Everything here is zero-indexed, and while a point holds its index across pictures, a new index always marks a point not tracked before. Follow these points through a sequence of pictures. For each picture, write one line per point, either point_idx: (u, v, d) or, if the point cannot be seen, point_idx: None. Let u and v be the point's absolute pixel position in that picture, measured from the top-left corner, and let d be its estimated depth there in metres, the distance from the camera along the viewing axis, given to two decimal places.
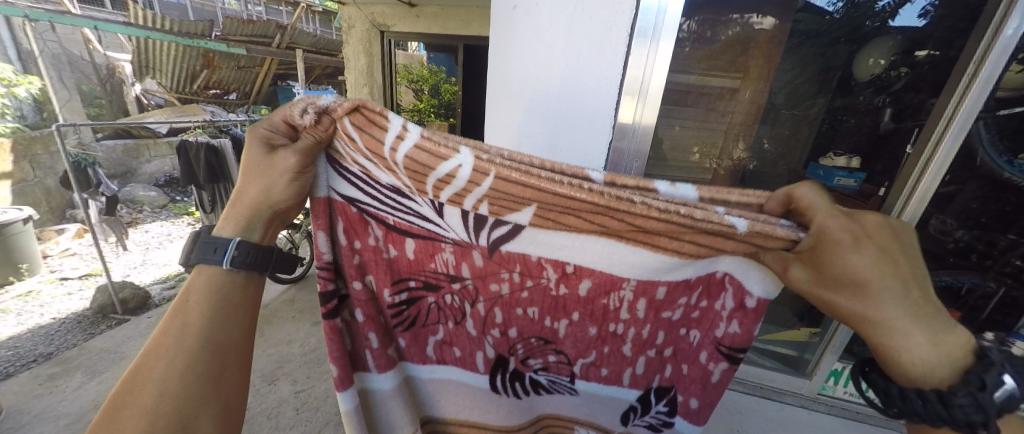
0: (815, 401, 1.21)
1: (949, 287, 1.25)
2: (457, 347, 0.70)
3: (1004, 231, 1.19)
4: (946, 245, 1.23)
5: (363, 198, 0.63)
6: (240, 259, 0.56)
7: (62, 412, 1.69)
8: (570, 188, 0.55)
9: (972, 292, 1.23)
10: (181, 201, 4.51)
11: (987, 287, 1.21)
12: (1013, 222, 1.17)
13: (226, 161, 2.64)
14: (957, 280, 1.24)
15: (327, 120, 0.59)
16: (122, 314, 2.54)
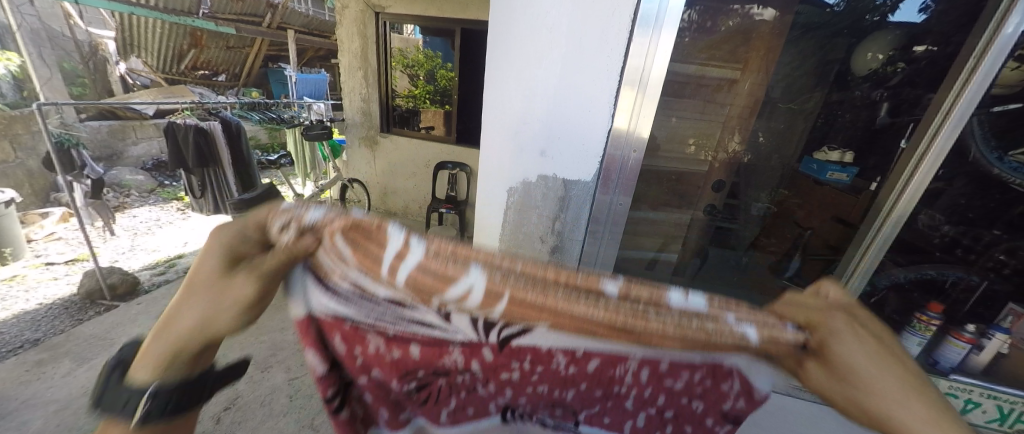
0: (803, 390, 1.20)
1: (932, 280, 1.27)
2: (471, 408, 0.74)
3: (989, 226, 1.21)
4: (932, 240, 1.25)
5: (358, 306, 0.65)
6: (162, 406, 0.56)
7: (50, 399, 1.69)
8: (576, 302, 0.57)
9: (956, 285, 1.25)
10: (169, 185, 4.43)
11: (970, 280, 1.23)
12: (997, 217, 1.20)
13: (216, 144, 2.59)
14: (942, 274, 1.26)
15: (310, 235, 0.62)
16: (111, 300, 2.51)
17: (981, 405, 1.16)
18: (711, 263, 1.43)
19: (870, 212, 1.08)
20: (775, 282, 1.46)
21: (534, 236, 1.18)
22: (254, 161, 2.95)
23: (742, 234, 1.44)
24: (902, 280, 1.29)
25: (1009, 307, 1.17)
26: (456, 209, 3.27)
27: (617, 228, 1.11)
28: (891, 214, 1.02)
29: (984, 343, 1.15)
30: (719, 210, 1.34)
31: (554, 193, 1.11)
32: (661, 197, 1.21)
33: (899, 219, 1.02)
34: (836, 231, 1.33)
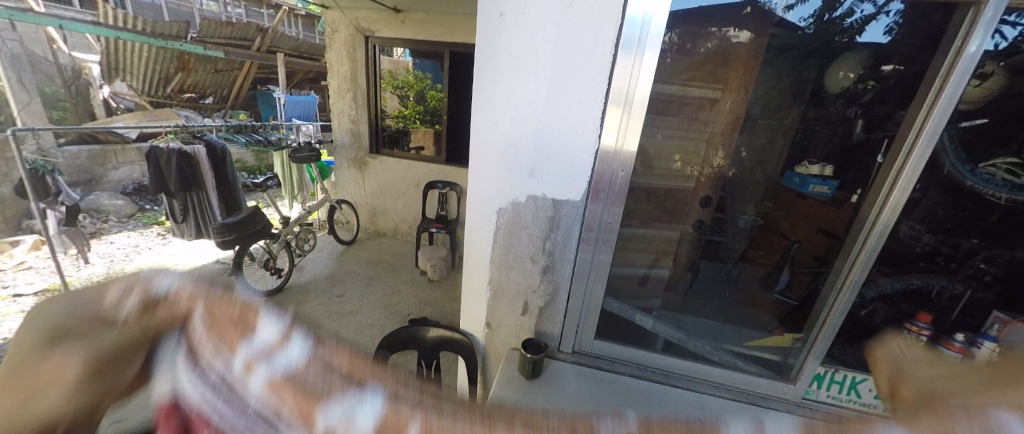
0: (798, 406, 1.15)
1: (919, 289, 1.33)
2: None
3: (968, 234, 1.31)
4: (915, 249, 1.32)
5: None
6: None
7: None
8: None
9: (941, 294, 1.32)
10: (150, 209, 4.31)
11: (954, 289, 1.31)
12: (974, 226, 1.29)
13: (200, 168, 2.55)
14: (927, 284, 1.32)
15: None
16: None
17: None
18: (705, 276, 1.46)
19: (854, 227, 1.08)
20: (767, 296, 1.44)
21: (525, 256, 1.18)
22: (239, 184, 2.87)
23: (731, 247, 1.53)
24: (890, 291, 1.35)
25: (995, 315, 1.21)
26: (446, 229, 3.24)
27: (608, 247, 1.11)
28: (874, 228, 1.01)
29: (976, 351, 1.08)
30: (709, 225, 1.38)
31: (545, 213, 1.11)
32: (651, 213, 1.19)
33: (882, 231, 0.99)
34: (822, 242, 1.41)
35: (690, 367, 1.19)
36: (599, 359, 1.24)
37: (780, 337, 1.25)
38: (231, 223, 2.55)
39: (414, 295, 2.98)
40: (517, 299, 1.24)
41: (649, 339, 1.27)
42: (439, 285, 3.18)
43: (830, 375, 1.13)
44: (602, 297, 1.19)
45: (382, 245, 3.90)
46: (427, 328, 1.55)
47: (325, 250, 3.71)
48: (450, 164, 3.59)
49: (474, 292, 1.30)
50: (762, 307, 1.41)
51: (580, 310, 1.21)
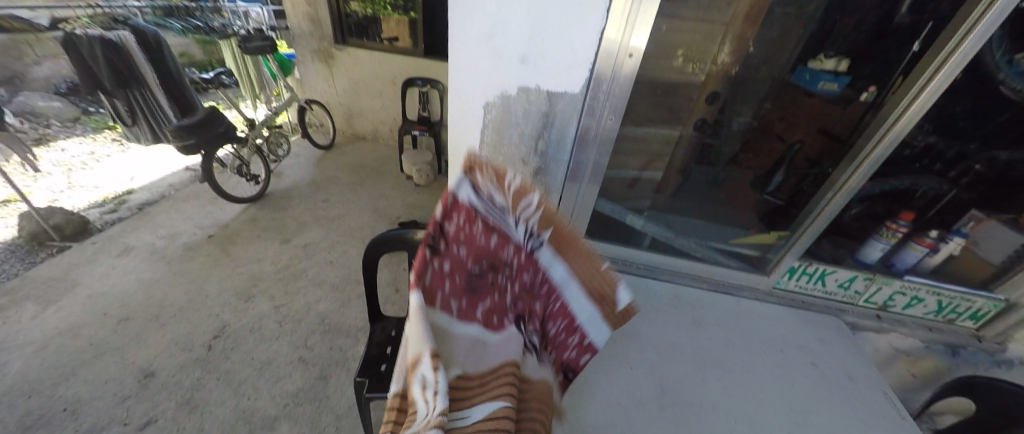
0: (769, 293, 1.32)
1: (906, 189, 1.19)
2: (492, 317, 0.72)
3: (970, 139, 1.14)
4: (908, 151, 1.14)
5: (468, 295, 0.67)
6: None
7: (28, 341, 1.74)
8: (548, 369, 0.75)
9: (925, 195, 1.19)
10: (95, 112, 3.89)
11: (940, 189, 1.18)
12: (982, 124, 1.11)
13: (133, 59, 2.22)
14: (916, 184, 1.19)
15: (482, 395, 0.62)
16: (62, 241, 2.35)
17: (925, 300, 1.25)
18: (694, 184, 1.41)
19: (872, 124, 1.01)
20: (754, 194, 1.44)
21: (516, 158, 1.13)
22: (186, 80, 2.55)
23: (721, 151, 1.42)
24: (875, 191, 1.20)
25: (970, 213, 1.19)
26: (429, 132, 3.10)
27: (605, 144, 1.08)
28: (887, 133, 0.97)
29: (942, 246, 1.22)
30: (709, 124, 1.33)
31: (538, 108, 1.02)
32: (651, 111, 1.14)
33: (892, 140, 0.97)
34: (821, 143, 1.32)
35: (677, 263, 1.33)
36: None
37: (767, 234, 1.33)
38: (188, 126, 2.38)
39: (401, 200, 3.00)
40: None
41: (637, 238, 1.35)
42: (425, 190, 3.17)
43: (803, 268, 1.25)
44: (596, 197, 1.23)
45: (362, 149, 3.75)
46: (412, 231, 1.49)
47: (301, 155, 3.53)
48: (428, 58, 3.24)
49: None
50: (746, 205, 1.44)
51: (572, 210, 1.24)
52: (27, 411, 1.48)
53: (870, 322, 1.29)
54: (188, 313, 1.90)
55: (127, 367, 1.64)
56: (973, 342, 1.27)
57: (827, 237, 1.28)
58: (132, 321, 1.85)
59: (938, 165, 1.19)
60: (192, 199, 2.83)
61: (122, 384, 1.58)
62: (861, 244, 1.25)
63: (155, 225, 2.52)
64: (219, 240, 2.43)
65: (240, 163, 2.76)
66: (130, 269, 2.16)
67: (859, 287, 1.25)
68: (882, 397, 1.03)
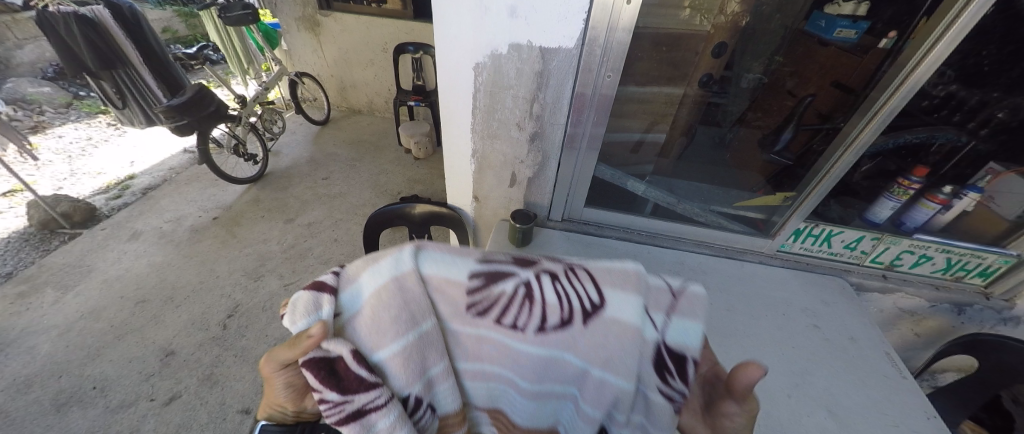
0: (772, 256, 1.31)
1: (921, 144, 1.13)
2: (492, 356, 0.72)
3: (994, 85, 1.04)
4: (925, 101, 1.07)
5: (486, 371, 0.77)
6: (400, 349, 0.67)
7: (51, 325, 1.80)
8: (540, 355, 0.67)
9: (941, 148, 1.13)
10: (86, 96, 3.82)
11: (957, 141, 1.12)
12: (1006, 71, 1.01)
13: (112, 35, 2.12)
14: (932, 136, 1.12)
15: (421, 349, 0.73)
16: (72, 228, 2.38)
17: (933, 258, 1.24)
18: (698, 143, 1.40)
19: (883, 78, 0.97)
20: (761, 155, 1.36)
21: (511, 123, 1.11)
22: (169, 56, 2.45)
23: (729, 110, 1.39)
24: (888, 147, 1.15)
25: (988, 167, 1.13)
26: (425, 102, 3.01)
27: (604, 104, 1.03)
28: (901, 85, 0.92)
29: (954, 203, 1.16)
30: (715, 80, 1.27)
31: (531, 67, 0.99)
32: (654, 69, 1.09)
33: (909, 90, 0.91)
34: (832, 97, 1.22)
35: (679, 229, 1.31)
36: (587, 225, 1.34)
37: (772, 196, 1.29)
38: (180, 105, 2.29)
39: (401, 173, 2.97)
40: (504, 171, 1.24)
41: (638, 204, 1.33)
42: (425, 163, 3.13)
43: (809, 230, 1.23)
44: (595, 165, 1.18)
45: (358, 123, 3.69)
46: (412, 205, 1.47)
47: (297, 133, 3.47)
48: (420, 21, 3.10)
49: (458, 164, 1.28)
50: (752, 166, 1.39)
51: (572, 176, 1.21)
52: (59, 391, 1.55)
53: (874, 282, 1.29)
54: (202, 294, 1.95)
55: (148, 347, 1.71)
56: (979, 300, 1.27)
57: (835, 198, 1.25)
58: (148, 304, 1.90)
59: (956, 117, 1.10)
60: (193, 181, 2.82)
61: (145, 363, 1.64)
62: (871, 203, 1.23)
63: (160, 209, 2.53)
64: (224, 221, 2.45)
65: (237, 143, 2.72)
66: (141, 253, 2.19)
67: (867, 247, 1.25)
68: (883, 355, 1.04)
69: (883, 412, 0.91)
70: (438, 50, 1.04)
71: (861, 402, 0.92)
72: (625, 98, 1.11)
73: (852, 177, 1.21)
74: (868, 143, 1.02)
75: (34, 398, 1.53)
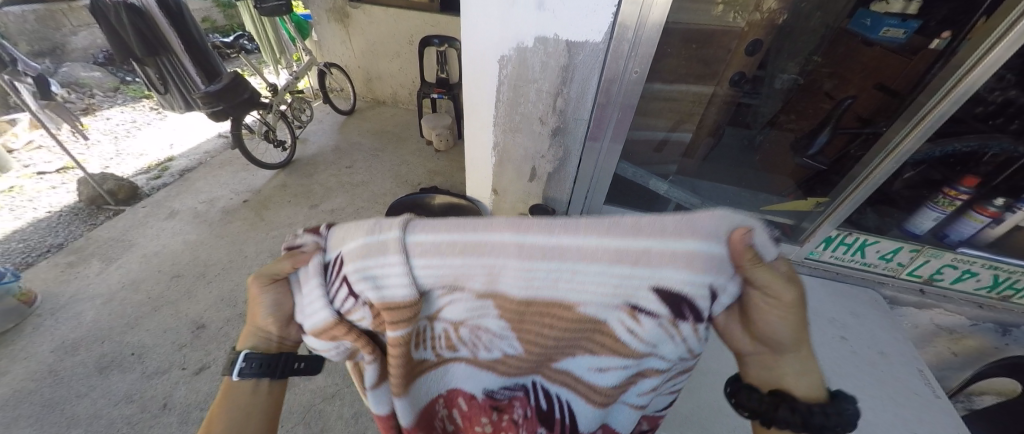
0: (799, 264, 1.27)
1: (970, 153, 1.04)
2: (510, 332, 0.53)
3: None
4: (978, 108, 1.00)
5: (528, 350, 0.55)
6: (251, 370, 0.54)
7: (96, 293, 1.93)
8: (557, 316, 0.49)
9: (996, 158, 1.02)
10: (132, 82, 4.03)
11: (1014, 150, 1.01)
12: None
13: (158, 26, 2.22)
14: (985, 145, 1.03)
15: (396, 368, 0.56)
16: (117, 205, 2.53)
17: (979, 274, 1.15)
18: (726, 143, 1.38)
19: (934, 81, 0.90)
20: (792, 159, 1.29)
21: (534, 117, 1.11)
22: (211, 46, 2.55)
23: (760, 111, 1.38)
24: (934, 156, 1.08)
25: None
26: (447, 94, 3.03)
27: (631, 102, 1.00)
28: (952, 91, 0.86)
29: (1005, 217, 1.06)
30: (747, 79, 1.23)
31: (556, 62, 0.98)
32: (684, 66, 1.06)
33: (960, 97, 0.85)
34: (874, 101, 1.17)
35: None
36: None
37: (804, 201, 1.20)
38: (218, 91, 2.41)
39: (422, 165, 3.01)
40: (524, 164, 1.23)
41: (660, 204, 1.32)
42: (446, 155, 3.15)
43: (841, 237, 1.18)
44: (616, 162, 1.16)
45: (383, 113, 3.75)
46: (432, 195, 1.49)
47: (324, 121, 3.57)
48: (445, 13, 3.12)
49: (479, 157, 1.29)
50: (783, 170, 1.32)
51: (593, 172, 1.19)
52: (101, 354, 1.66)
53: (909, 296, 1.25)
54: (231, 272, 2.05)
55: (181, 319, 1.81)
56: None
57: (872, 206, 1.19)
58: (182, 279, 2.01)
59: (1014, 125, 1.02)
60: (227, 165, 2.95)
61: (178, 334, 1.74)
62: (911, 214, 1.16)
63: (196, 191, 2.66)
64: (254, 204, 2.55)
65: (267, 129, 2.82)
66: (177, 231, 2.31)
67: (903, 259, 1.19)
68: (915, 373, 0.98)
69: (914, 432, 0.86)
70: (462, 43, 1.04)
71: (890, 421, 0.88)
72: (653, 95, 1.08)
73: (892, 187, 1.18)
74: (910, 151, 0.96)
75: (80, 359, 1.64)
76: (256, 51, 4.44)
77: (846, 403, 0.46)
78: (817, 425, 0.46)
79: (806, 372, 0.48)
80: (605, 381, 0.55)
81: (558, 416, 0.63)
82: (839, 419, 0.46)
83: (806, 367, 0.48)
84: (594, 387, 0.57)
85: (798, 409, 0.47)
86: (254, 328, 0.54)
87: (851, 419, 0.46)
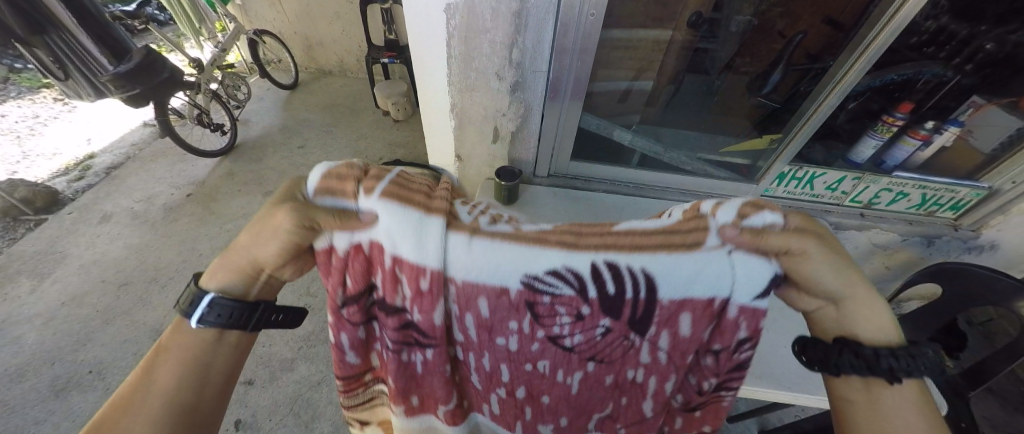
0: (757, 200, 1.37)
1: (907, 81, 1.12)
2: (567, 312, 0.50)
3: (978, 22, 1.03)
4: (916, 36, 1.04)
5: (598, 295, 0.48)
6: (212, 319, 0.47)
7: (33, 314, 1.76)
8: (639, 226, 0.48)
9: (927, 84, 1.13)
10: (23, 69, 3.46)
11: (944, 76, 1.10)
12: (998, 1, 0.99)
13: None
14: (919, 73, 1.10)
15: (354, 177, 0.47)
16: (36, 214, 2.25)
17: (909, 195, 1.29)
18: (683, 93, 1.30)
19: (873, 12, 0.93)
20: (747, 98, 1.30)
21: (490, 73, 1.06)
22: (108, 16, 2.19)
23: (716, 55, 1.22)
24: (878, 85, 1.13)
25: (972, 101, 1.14)
26: (399, 59, 2.84)
27: (591, 44, 0.99)
28: (893, 17, 0.90)
29: (934, 139, 1.20)
30: (704, 20, 1.12)
31: (507, 7, 0.92)
32: (639, 10, 1.03)
33: (900, 24, 0.89)
34: (823, 36, 1.11)
35: (666, 179, 1.34)
36: (574, 180, 1.35)
37: (757, 139, 1.32)
38: (129, 73, 2.10)
39: (382, 137, 2.87)
40: (486, 125, 1.19)
41: (625, 156, 1.34)
42: (405, 124, 3.02)
43: (792, 173, 1.28)
44: (580, 113, 1.17)
45: (331, 84, 3.48)
46: None
47: (266, 98, 3.27)
48: None
49: (438, 122, 1.23)
50: (739, 112, 1.33)
51: (557, 129, 1.20)
52: (55, 376, 1.55)
53: (853, 220, 1.36)
54: (187, 273, 1.92)
55: (140, 328, 1.70)
56: (948, 231, 1.35)
57: (819, 140, 1.25)
58: (133, 285, 1.87)
59: (943, 52, 1.08)
60: (160, 157, 2.67)
61: (140, 344, 1.64)
62: (855, 144, 1.25)
63: (129, 189, 2.41)
64: (200, 196, 2.36)
65: (200, 112, 2.56)
66: (116, 236, 2.11)
67: (847, 188, 1.29)
68: None
69: None
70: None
71: None
72: (609, 43, 1.07)
73: (838, 121, 1.22)
74: (857, 79, 1.01)
75: (32, 385, 1.53)
76: (171, 23, 3.91)
77: (925, 347, 0.45)
78: (889, 367, 0.44)
79: (866, 312, 0.46)
80: (659, 228, 0.48)
81: (631, 294, 0.48)
82: (908, 362, 0.44)
83: (877, 317, 0.47)
84: (664, 242, 0.46)
85: (865, 353, 0.45)
86: (241, 263, 0.48)
87: (934, 362, 0.44)
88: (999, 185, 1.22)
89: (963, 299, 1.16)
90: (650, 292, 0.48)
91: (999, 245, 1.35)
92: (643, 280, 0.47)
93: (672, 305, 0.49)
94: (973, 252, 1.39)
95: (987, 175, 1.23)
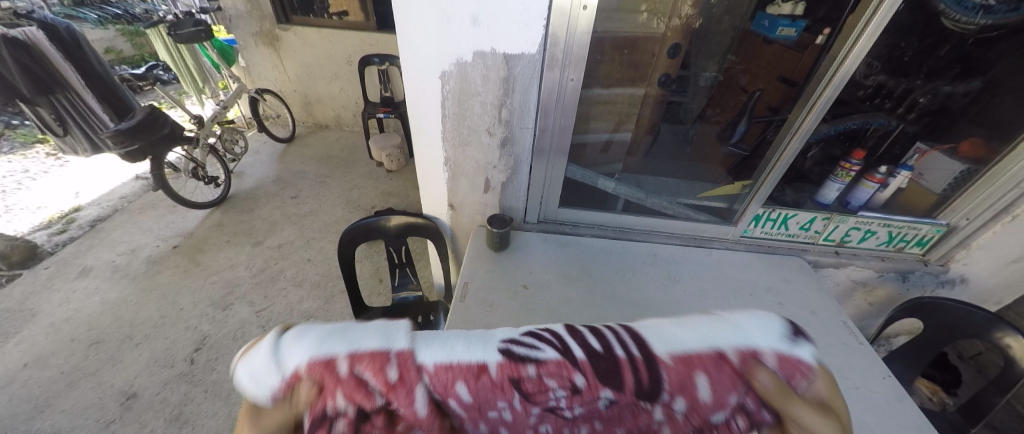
0: (738, 242, 1.39)
1: (858, 129, 1.24)
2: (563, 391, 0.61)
3: (913, 77, 1.19)
4: (861, 88, 1.20)
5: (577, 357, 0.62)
6: None
7: None
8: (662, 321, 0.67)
9: (876, 132, 1.25)
10: (21, 125, 3.54)
11: (889, 125, 1.23)
12: (926, 60, 1.15)
13: (48, 59, 1.97)
14: (869, 123, 1.22)
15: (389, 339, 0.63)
16: (9, 269, 2.17)
17: (877, 232, 1.34)
18: (661, 141, 1.42)
19: (819, 69, 1.03)
20: (719, 148, 1.41)
21: (480, 130, 1.13)
22: (116, 79, 2.30)
23: (689, 108, 1.39)
24: (833, 133, 1.24)
25: (917, 147, 1.26)
26: (394, 113, 2.98)
27: (570, 105, 1.06)
28: (835, 75, 0.99)
29: (890, 182, 1.28)
30: (673, 79, 1.26)
31: (496, 74, 1.01)
32: (616, 71, 1.13)
33: (842, 79, 0.99)
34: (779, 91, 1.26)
35: (648, 223, 1.37)
36: (563, 225, 1.38)
37: (731, 185, 1.36)
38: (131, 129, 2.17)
39: (374, 187, 2.93)
40: (477, 177, 1.24)
41: (610, 201, 1.37)
42: (398, 174, 3.10)
43: (767, 214, 1.31)
44: (565, 164, 1.22)
45: (327, 138, 3.61)
46: (386, 217, 1.41)
47: (261, 152, 3.35)
48: (384, 32, 3.10)
49: (430, 173, 1.27)
50: (714, 160, 1.42)
51: (544, 180, 1.26)
52: None
53: (828, 258, 1.39)
54: (164, 329, 1.84)
55: (106, 391, 1.59)
56: (919, 266, 1.39)
57: (789, 184, 1.34)
58: (104, 344, 1.77)
59: (888, 104, 1.23)
60: (149, 209, 2.67)
61: (103, 409, 1.52)
62: (820, 186, 1.32)
63: (113, 241, 2.37)
64: (186, 247, 2.34)
65: (196, 165, 2.60)
66: (92, 291, 2.04)
67: (819, 227, 1.33)
68: (840, 324, 1.13)
69: (844, 377, 0.98)
70: (401, 65, 1.04)
71: None
72: (592, 100, 1.16)
73: (804, 165, 1.31)
74: (814, 127, 1.09)
75: None
76: (174, 82, 4.10)
77: None
78: None
79: None
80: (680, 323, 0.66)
81: (621, 355, 0.62)
82: None
83: None
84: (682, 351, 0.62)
85: None
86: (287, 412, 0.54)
87: None
88: (955, 221, 1.28)
89: (945, 333, 1.17)
90: (644, 353, 0.62)
91: (969, 280, 1.39)
92: (631, 344, 0.63)
93: (675, 363, 0.61)
94: (946, 285, 1.42)
95: (944, 213, 1.29)
